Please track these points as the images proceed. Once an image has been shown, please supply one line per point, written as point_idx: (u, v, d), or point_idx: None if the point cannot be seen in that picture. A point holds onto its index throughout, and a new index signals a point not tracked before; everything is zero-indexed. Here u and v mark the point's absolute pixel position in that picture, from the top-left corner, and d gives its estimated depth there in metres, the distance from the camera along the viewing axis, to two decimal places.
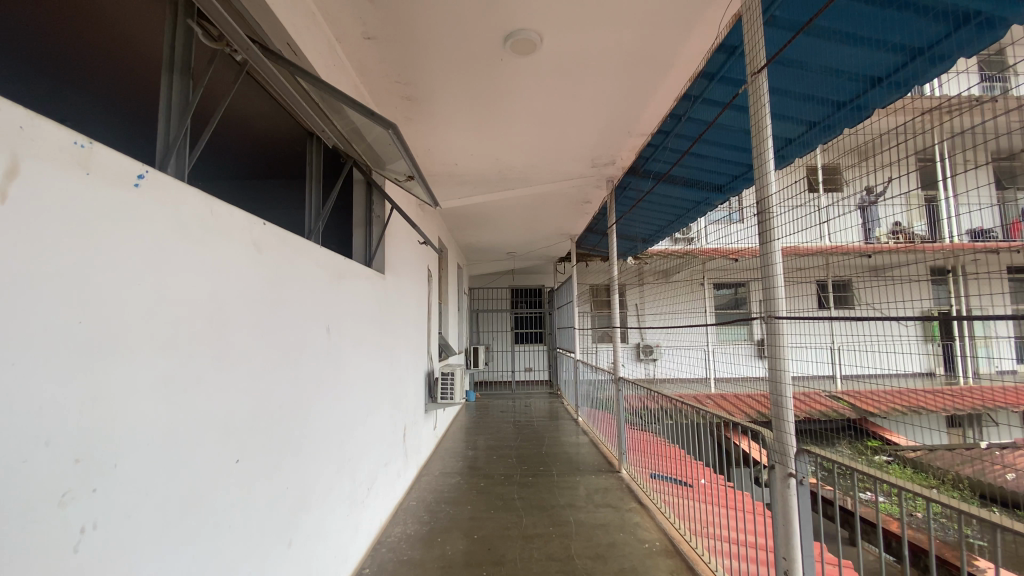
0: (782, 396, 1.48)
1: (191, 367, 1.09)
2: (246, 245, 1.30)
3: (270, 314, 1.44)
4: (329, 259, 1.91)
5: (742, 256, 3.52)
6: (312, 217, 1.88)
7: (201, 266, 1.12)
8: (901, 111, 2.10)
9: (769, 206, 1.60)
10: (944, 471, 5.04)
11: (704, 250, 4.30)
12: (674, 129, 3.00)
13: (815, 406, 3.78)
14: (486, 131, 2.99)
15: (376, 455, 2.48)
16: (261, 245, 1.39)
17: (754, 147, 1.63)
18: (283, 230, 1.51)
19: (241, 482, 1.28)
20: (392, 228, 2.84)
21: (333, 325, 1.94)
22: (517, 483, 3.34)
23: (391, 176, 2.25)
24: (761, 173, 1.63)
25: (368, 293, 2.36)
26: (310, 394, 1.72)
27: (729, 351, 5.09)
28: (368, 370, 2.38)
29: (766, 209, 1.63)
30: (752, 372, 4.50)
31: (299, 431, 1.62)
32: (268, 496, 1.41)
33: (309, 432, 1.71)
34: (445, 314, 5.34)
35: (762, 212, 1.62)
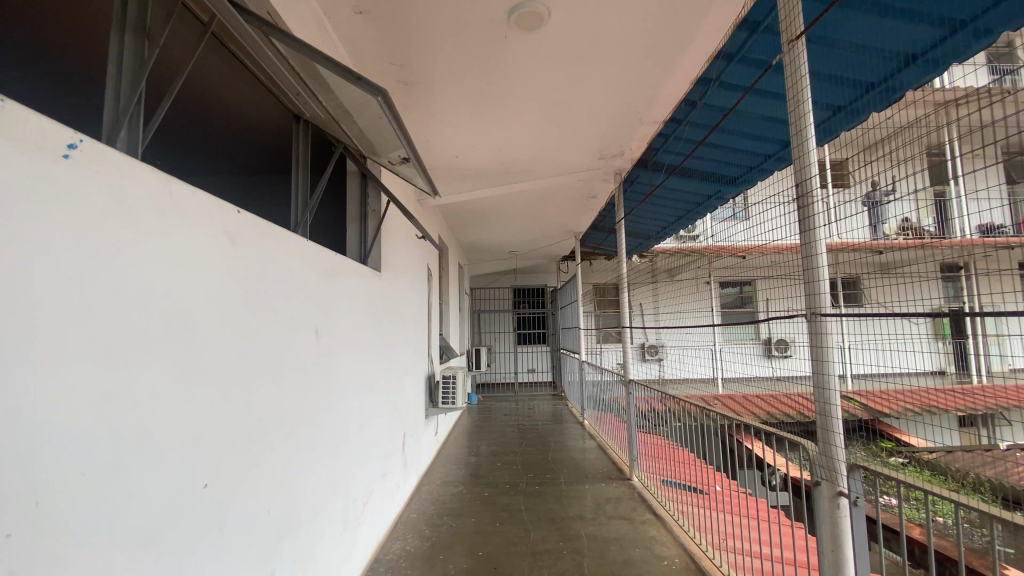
0: (829, 404, 1.32)
1: (147, 375, 0.92)
2: (215, 235, 1.13)
3: (248, 314, 1.27)
4: (319, 255, 1.74)
5: (752, 254, 3.36)
6: (300, 209, 1.72)
7: (158, 258, 0.95)
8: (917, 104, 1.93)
9: (810, 190, 1.43)
10: (964, 475, 4.85)
11: (709, 249, 4.12)
12: (688, 117, 2.83)
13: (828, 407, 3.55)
14: (489, 120, 2.82)
15: (373, 466, 2.30)
16: (237, 237, 1.22)
17: (793, 125, 1.46)
18: (261, 220, 1.34)
19: (214, 504, 1.12)
20: (389, 224, 2.67)
21: (323, 328, 1.77)
22: (523, 493, 3.16)
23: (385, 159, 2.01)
24: (799, 153, 1.46)
25: (363, 293, 2.19)
26: (296, 405, 1.55)
27: (740, 352, 4.92)
28: (364, 375, 2.21)
29: (806, 194, 1.45)
30: (765, 372, 4.33)
31: (282, 446, 1.45)
32: (246, 517, 1.24)
33: (295, 448, 1.53)
34: (446, 315, 5.16)
35: (801, 196, 1.45)
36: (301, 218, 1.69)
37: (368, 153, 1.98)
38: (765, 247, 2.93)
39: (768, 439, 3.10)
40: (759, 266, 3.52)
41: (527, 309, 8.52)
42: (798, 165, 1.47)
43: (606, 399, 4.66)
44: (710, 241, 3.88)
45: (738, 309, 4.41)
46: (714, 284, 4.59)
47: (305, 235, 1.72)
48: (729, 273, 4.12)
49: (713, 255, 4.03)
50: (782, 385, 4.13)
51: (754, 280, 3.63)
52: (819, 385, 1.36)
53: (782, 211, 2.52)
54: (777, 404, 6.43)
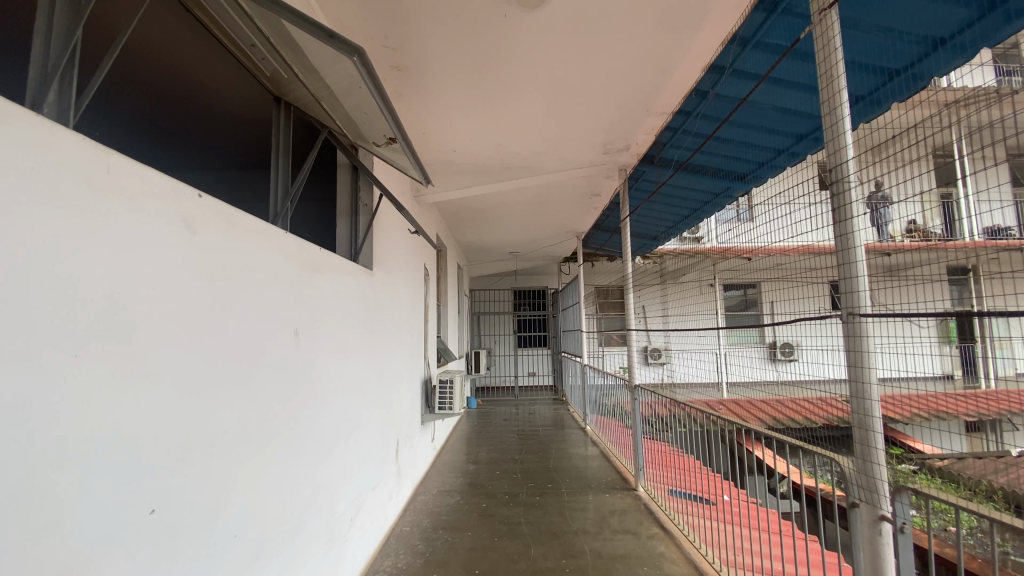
0: (868, 416, 1.18)
1: (102, 368, 0.83)
2: (166, 222, 0.98)
3: (217, 309, 1.15)
4: (300, 250, 1.60)
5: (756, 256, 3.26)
6: (281, 198, 1.56)
7: (111, 240, 0.85)
8: (928, 103, 1.82)
9: (844, 176, 1.29)
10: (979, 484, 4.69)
11: (714, 250, 3.99)
12: (699, 108, 2.69)
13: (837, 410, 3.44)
14: (488, 110, 2.68)
15: (362, 478, 2.15)
16: (204, 222, 1.10)
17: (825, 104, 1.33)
18: (228, 207, 1.19)
19: (184, 510, 1.03)
20: (382, 219, 2.53)
21: (304, 331, 1.62)
22: (523, 504, 3.01)
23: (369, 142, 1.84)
24: (833, 135, 1.33)
25: (352, 293, 2.04)
26: (271, 414, 1.40)
27: (746, 355, 4.77)
28: (352, 379, 2.06)
29: (838, 178, 1.32)
30: (773, 377, 4.18)
31: (254, 460, 1.30)
32: (222, 524, 1.16)
33: (269, 462, 1.38)
34: (444, 317, 5.01)
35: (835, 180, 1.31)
36: (281, 208, 1.53)
37: (354, 138, 1.84)
38: (775, 249, 2.80)
39: (774, 447, 2.97)
40: (766, 267, 3.39)
41: (528, 312, 8.37)
42: (831, 151, 1.34)
43: (609, 404, 4.51)
44: (715, 242, 3.74)
45: (743, 312, 4.26)
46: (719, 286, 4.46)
47: (288, 228, 1.55)
48: (734, 275, 3.99)
49: (718, 256, 3.89)
50: (790, 390, 3.98)
51: (759, 282, 3.51)
52: (856, 394, 1.22)
53: (797, 209, 2.37)
54: (782, 409, 6.28)
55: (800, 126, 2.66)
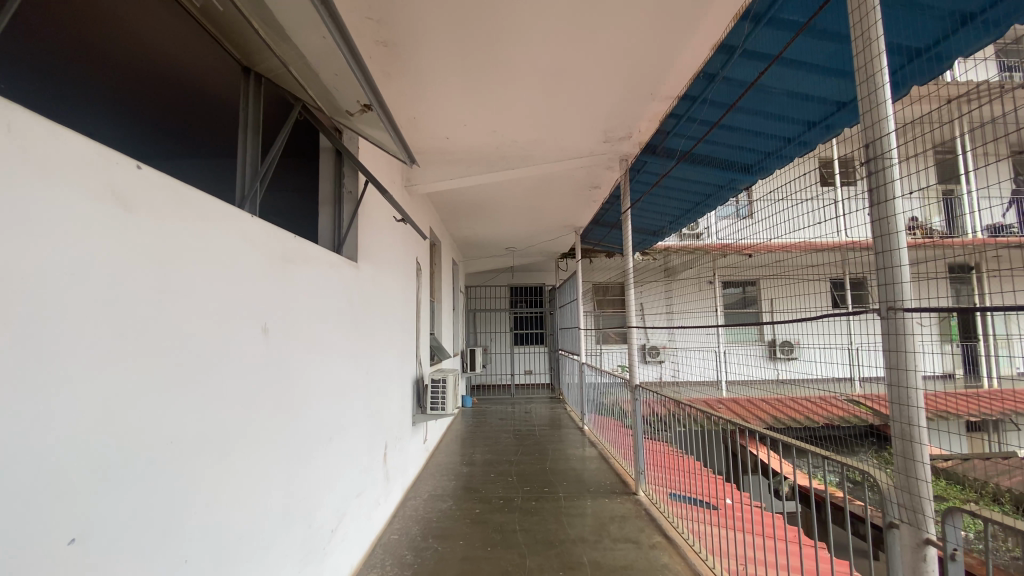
0: (912, 425, 1.05)
1: (40, 361, 0.75)
2: (88, 199, 0.83)
3: (177, 299, 1.05)
4: (271, 238, 1.45)
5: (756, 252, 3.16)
6: (251, 178, 1.42)
7: (54, 223, 0.78)
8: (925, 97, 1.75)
9: (883, 151, 1.18)
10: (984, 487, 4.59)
11: (715, 245, 3.87)
12: (706, 93, 2.54)
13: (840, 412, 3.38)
14: (482, 94, 2.52)
15: (345, 487, 2.00)
16: (157, 201, 0.99)
17: (862, 71, 1.23)
18: (176, 185, 1.04)
19: (156, 505, 0.99)
20: (369, 209, 2.37)
21: (277, 326, 1.48)
22: (518, 509, 2.87)
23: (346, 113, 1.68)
24: (870, 106, 1.21)
25: (333, 287, 1.89)
26: (234, 421, 1.26)
27: (747, 354, 4.65)
28: (334, 379, 1.92)
29: (875, 153, 1.21)
30: (775, 376, 4.07)
31: (211, 473, 1.16)
32: (199, 520, 1.11)
33: (230, 474, 1.24)
34: (438, 314, 4.86)
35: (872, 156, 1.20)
36: (249, 188, 1.39)
37: (333, 112, 1.69)
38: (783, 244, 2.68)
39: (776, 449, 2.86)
40: (766, 263, 3.28)
41: (525, 309, 8.24)
42: (862, 126, 1.25)
43: (608, 403, 4.38)
44: (717, 237, 3.62)
45: (743, 310, 4.15)
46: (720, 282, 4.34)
47: (258, 209, 1.42)
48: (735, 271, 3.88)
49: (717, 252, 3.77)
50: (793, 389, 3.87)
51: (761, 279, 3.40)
52: (897, 400, 1.09)
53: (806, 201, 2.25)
54: (781, 408, 6.18)
55: (811, 113, 2.51)
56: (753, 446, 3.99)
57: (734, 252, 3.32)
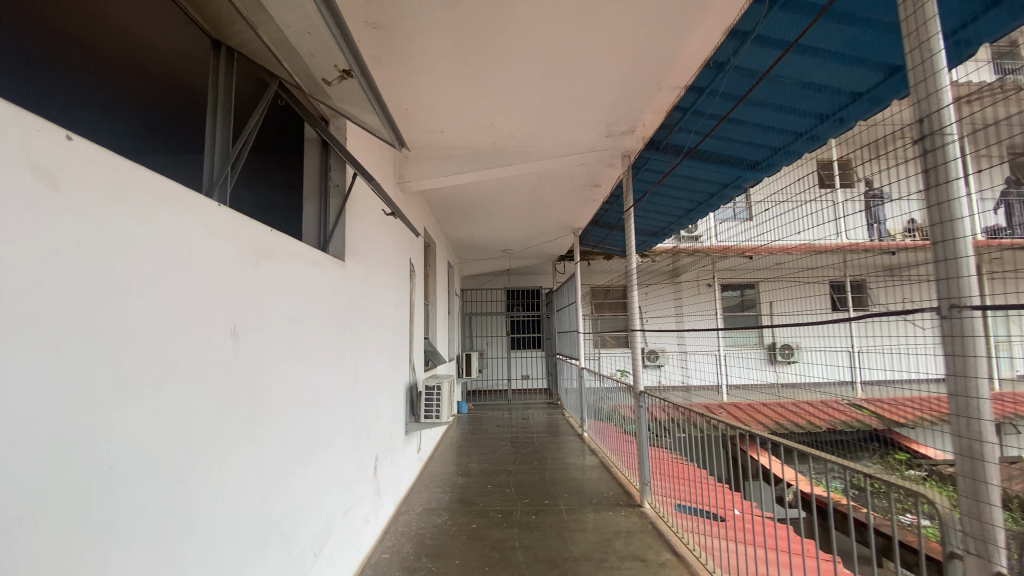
0: (981, 443, 0.97)
1: None
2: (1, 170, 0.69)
3: (127, 299, 0.92)
4: (244, 230, 1.31)
5: (759, 254, 3.09)
6: (222, 162, 1.27)
7: (17, 216, 0.72)
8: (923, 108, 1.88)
9: (941, 126, 1.07)
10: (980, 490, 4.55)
11: (715, 248, 3.78)
12: (714, 83, 2.42)
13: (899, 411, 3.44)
14: (478, 85, 2.40)
15: (330, 506, 1.85)
16: (110, 182, 0.89)
17: (914, 40, 1.12)
18: (115, 162, 0.89)
19: (150, 503, 0.97)
20: (358, 203, 2.22)
21: (255, 327, 1.36)
22: (517, 524, 2.72)
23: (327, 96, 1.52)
24: (922, 76, 1.11)
25: (317, 287, 1.75)
26: (194, 438, 1.11)
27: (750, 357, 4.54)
28: (318, 388, 1.77)
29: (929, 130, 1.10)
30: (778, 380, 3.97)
31: (164, 501, 1.01)
32: (196, 514, 1.11)
33: (189, 500, 1.09)
34: (432, 317, 4.69)
35: (928, 133, 1.10)
36: (218, 174, 1.23)
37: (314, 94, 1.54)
38: (799, 244, 2.58)
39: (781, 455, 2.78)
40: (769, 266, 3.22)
41: (522, 312, 8.09)
42: (914, 99, 1.14)
43: (608, 409, 4.24)
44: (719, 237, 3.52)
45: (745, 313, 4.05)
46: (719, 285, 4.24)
47: (228, 198, 1.27)
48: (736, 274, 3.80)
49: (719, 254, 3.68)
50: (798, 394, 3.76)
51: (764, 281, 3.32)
52: (960, 413, 1.01)
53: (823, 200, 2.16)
54: (783, 412, 6.08)
55: (823, 105, 2.40)
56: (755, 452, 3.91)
57: (738, 254, 3.24)
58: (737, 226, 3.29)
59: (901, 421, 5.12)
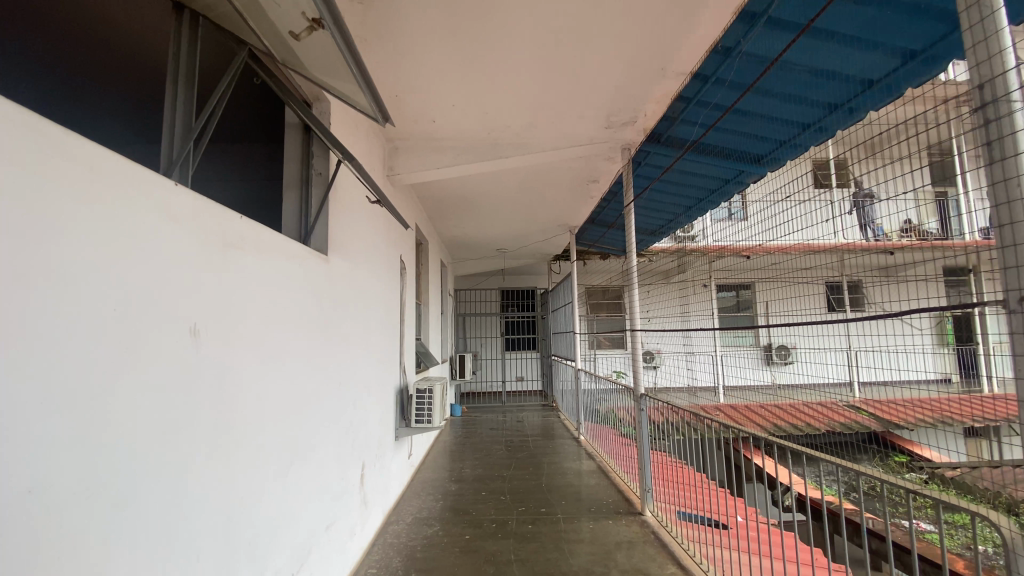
0: None
1: None
2: None
3: (50, 290, 0.78)
4: (212, 216, 1.18)
5: (758, 253, 3.02)
6: (183, 135, 1.13)
7: None
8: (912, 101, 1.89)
9: (1002, 95, 0.98)
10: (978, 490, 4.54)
11: (711, 248, 3.72)
12: (720, 70, 2.30)
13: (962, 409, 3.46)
14: (473, 68, 2.27)
15: (310, 521, 1.71)
16: (64, 162, 0.80)
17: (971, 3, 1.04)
18: (33, 128, 0.75)
19: (148, 496, 0.98)
20: (342, 194, 2.08)
21: (236, 318, 1.28)
22: (513, 535, 2.58)
23: (306, 72, 1.37)
24: (980, 40, 1.02)
25: (297, 282, 1.62)
26: (143, 451, 0.97)
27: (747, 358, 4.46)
28: (297, 392, 1.62)
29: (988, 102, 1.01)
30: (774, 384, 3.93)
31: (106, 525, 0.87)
32: (198, 502, 1.13)
33: (138, 523, 0.95)
34: (425, 317, 4.55)
35: (987, 105, 1.01)
36: (179, 150, 1.09)
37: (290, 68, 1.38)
38: (797, 244, 2.55)
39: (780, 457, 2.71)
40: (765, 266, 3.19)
41: (516, 313, 7.95)
42: (970, 64, 1.05)
43: (605, 412, 4.12)
44: (718, 236, 3.44)
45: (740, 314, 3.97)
46: (715, 286, 4.18)
47: (190, 176, 1.13)
48: (732, 274, 3.75)
49: (715, 254, 3.62)
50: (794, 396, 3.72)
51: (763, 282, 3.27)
52: None
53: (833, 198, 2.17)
54: (781, 413, 6.00)
55: (834, 94, 2.29)
56: (752, 454, 3.86)
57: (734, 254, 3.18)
58: (732, 226, 3.24)
59: (901, 422, 5.04)
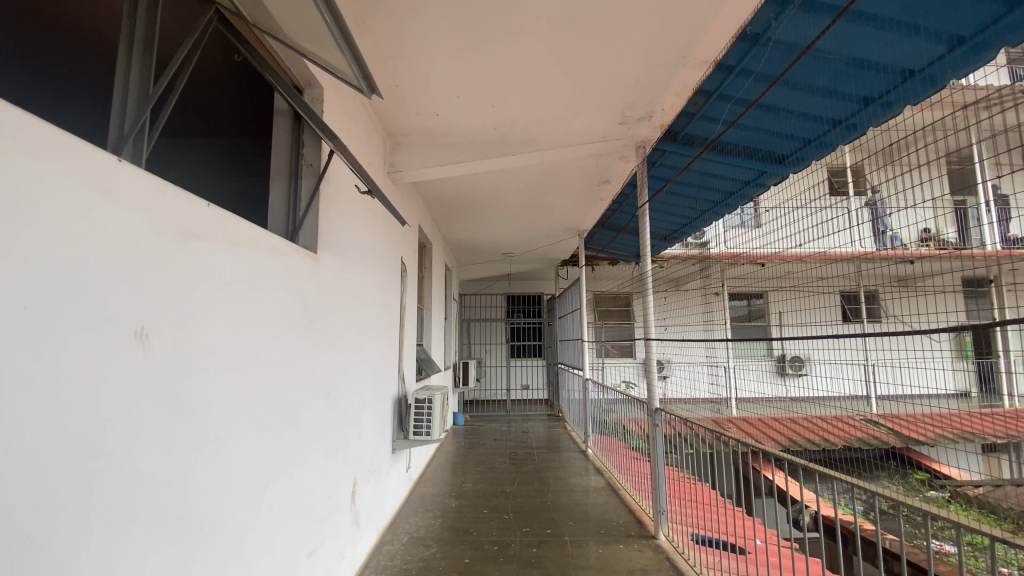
0: None
1: None
2: None
3: None
4: (172, 200, 1.02)
5: (777, 259, 2.85)
6: (138, 107, 0.98)
7: None
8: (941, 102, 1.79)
9: None
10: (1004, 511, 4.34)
11: (725, 254, 3.56)
12: (746, 60, 2.13)
13: (988, 427, 3.32)
14: (479, 56, 2.12)
15: (292, 542, 1.54)
16: None
17: None
18: None
19: (125, 502, 0.91)
20: (334, 186, 1.92)
21: (217, 310, 1.17)
22: (516, 559, 2.39)
23: (281, 36, 1.22)
24: None
25: (278, 279, 1.46)
26: (106, 448, 0.86)
27: (759, 369, 4.28)
28: (279, 398, 1.48)
29: None
30: (790, 397, 3.75)
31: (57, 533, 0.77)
32: (188, 493, 1.08)
33: (95, 531, 0.84)
34: (426, 323, 4.37)
35: None
36: (132, 123, 0.94)
37: (263, 32, 1.23)
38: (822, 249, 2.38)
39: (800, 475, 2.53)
40: (783, 274, 3.03)
41: (522, 319, 7.76)
42: None
43: (613, 425, 3.93)
44: (733, 242, 3.28)
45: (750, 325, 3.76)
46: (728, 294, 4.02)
47: (145, 153, 0.99)
48: (746, 281, 3.60)
49: (729, 261, 3.46)
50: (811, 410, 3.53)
51: (781, 289, 3.11)
52: None
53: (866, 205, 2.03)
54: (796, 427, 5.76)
55: (870, 86, 2.11)
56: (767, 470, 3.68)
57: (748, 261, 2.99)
58: (745, 233, 3.10)
59: (923, 438, 4.80)
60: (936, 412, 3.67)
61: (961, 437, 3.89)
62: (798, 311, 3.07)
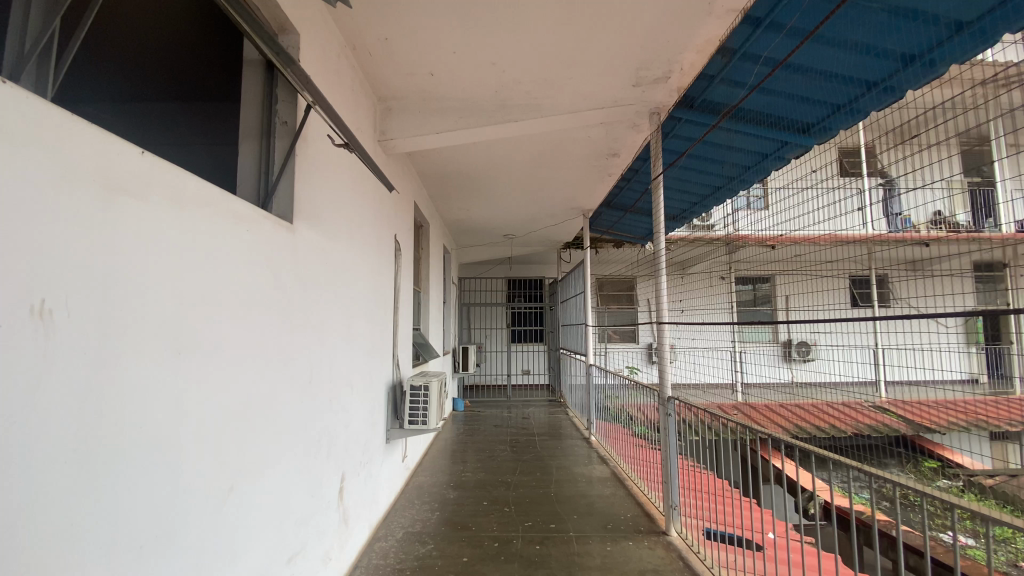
0: None
1: None
2: None
3: None
4: (96, 149, 0.82)
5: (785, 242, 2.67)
6: (46, 25, 0.81)
7: None
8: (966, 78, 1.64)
9: None
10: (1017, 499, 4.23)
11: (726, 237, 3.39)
12: (778, 10, 1.90)
13: (1006, 414, 3.21)
14: (478, 7, 1.90)
15: (272, 545, 1.40)
16: None
17: None
18: None
19: (133, 500, 0.91)
20: (315, 150, 1.72)
21: (172, 283, 1.01)
22: (518, 558, 2.23)
23: None
24: None
25: (248, 254, 1.29)
26: (105, 443, 0.85)
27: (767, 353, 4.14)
28: (256, 387, 1.33)
29: None
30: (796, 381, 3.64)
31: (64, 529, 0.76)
32: (191, 485, 1.07)
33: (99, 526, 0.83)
34: (423, 306, 4.17)
35: None
36: (34, 42, 0.77)
37: None
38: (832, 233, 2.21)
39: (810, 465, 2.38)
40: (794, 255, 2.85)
41: (523, 304, 7.57)
42: None
43: (617, 412, 3.76)
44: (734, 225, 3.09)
45: (757, 308, 3.58)
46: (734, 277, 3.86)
47: (51, 83, 0.81)
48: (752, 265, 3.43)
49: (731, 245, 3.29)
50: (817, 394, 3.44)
51: (795, 270, 2.94)
52: None
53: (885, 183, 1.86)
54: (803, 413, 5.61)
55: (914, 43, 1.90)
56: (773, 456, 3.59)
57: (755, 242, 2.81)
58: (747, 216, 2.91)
59: (933, 425, 4.67)
60: (950, 399, 3.54)
61: (977, 424, 3.75)
62: (811, 294, 2.91)
